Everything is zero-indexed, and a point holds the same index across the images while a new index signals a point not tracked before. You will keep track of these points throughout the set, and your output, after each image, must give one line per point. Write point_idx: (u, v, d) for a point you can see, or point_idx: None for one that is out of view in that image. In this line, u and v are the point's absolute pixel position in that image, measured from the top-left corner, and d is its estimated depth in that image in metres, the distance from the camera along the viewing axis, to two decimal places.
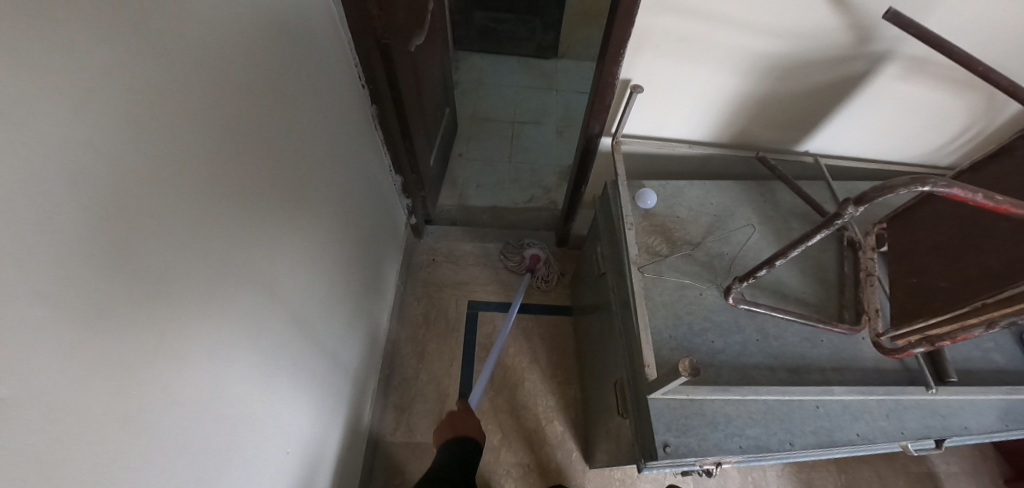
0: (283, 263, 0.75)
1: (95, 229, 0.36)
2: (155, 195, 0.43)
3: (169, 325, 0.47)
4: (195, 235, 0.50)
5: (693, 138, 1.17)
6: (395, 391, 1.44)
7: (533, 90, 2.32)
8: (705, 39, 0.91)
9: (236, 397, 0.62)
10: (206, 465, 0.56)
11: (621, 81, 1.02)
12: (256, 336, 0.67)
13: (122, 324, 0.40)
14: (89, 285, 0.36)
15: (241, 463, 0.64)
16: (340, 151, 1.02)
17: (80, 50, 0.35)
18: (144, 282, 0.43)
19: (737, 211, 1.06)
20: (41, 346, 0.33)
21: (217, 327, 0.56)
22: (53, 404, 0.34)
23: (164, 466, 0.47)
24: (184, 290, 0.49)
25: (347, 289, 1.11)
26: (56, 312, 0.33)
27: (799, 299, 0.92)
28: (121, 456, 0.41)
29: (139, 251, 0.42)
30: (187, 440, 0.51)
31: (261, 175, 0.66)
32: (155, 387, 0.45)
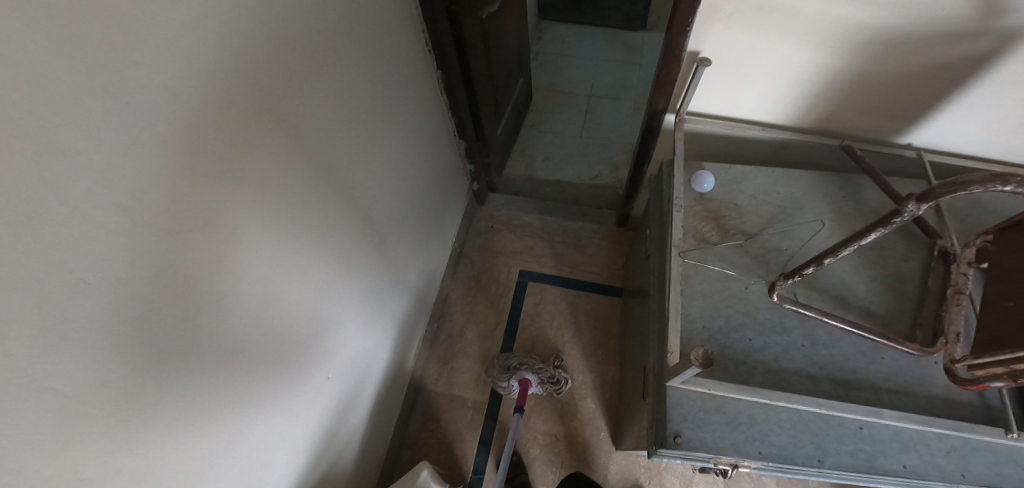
0: (338, 211, 0.83)
1: (167, 158, 0.44)
2: (219, 135, 0.51)
3: (229, 249, 0.56)
4: (256, 176, 0.59)
5: (770, 121, 1.06)
6: (440, 344, 1.55)
7: (615, 62, 2.21)
8: (789, 6, 0.81)
9: (286, 321, 0.72)
10: (252, 370, 0.66)
11: (688, 53, 0.95)
12: (306, 271, 0.75)
13: (188, 242, 0.49)
14: (160, 205, 0.45)
15: (284, 376, 0.75)
16: (403, 114, 1.09)
17: (165, 10, 0.42)
18: (207, 208, 0.51)
19: (808, 204, 0.97)
20: (122, 248, 0.41)
21: (271, 258, 0.65)
22: (130, 292, 0.43)
23: (217, 363, 0.58)
24: (239, 221, 0.57)
25: (401, 245, 1.20)
26: (134, 223, 0.42)
27: (865, 308, 0.82)
28: (181, 347, 0.51)
29: (203, 181, 0.50)
30: (236, 346, 0.61)
31: (321, 130, 0.74)
32: (213, 297, 0.55)
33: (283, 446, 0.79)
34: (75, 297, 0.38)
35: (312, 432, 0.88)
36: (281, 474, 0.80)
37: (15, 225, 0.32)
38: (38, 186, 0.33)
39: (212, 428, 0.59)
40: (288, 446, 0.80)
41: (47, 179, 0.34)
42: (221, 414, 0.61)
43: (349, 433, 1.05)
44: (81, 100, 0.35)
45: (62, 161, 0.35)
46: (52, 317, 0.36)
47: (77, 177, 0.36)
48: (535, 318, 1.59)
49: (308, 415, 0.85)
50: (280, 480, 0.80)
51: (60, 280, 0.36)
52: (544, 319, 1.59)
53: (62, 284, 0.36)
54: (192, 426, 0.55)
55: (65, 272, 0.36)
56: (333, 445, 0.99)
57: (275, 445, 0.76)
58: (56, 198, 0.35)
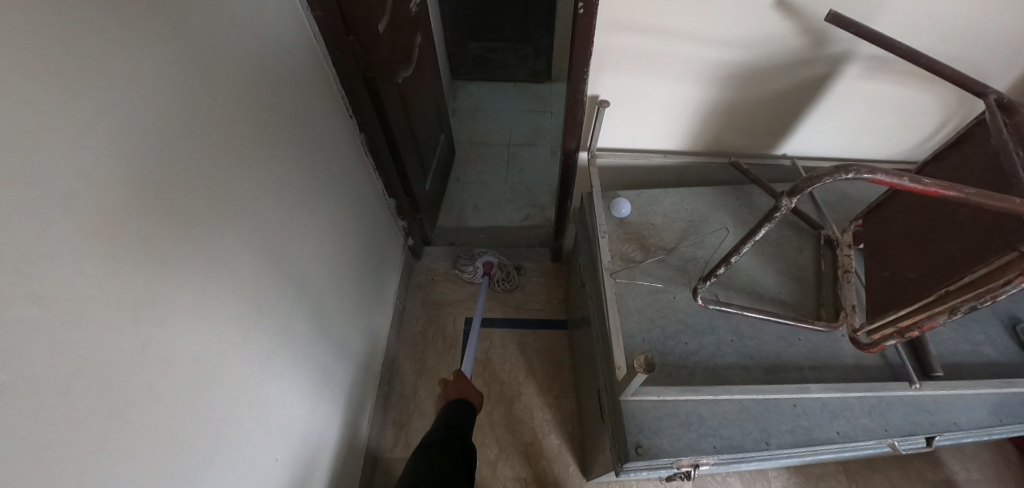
0: (273, 274, 0.80)
1: (88, 240, 0.41)
2: (144, 209, 0.48)
3: (159, 330, 0.51)
4: (186, 245, 0.56)
5: (668, 149, 1.20)
6: (393, 409, 1.45)
7: (527, 113, 2.39)
8: (665, 52, 0.96)
9: (226, 398, 0.66)
10: (196, 457, 0.58)
11: (589, 98, 1.07)
12: (243, 339, 0.70)
13: (113, 328, 0.44)
14: (80, 292, 0.41)
15: (229, 461, 0.67)
16: (329, 175, 1.08)
17: (76, 94, 0.41)
18: (131, 288, 0.47)
19: (711, 215, 1.09)
20: (37, 344, 0.37)
21: (206, 331, 0.60)
22: (49, 392, 0.38)
23: (152, 464, 0.50)
24: (169, 297, 0.53)
25: (339, 307, 1.15)
26: (50, 315, 0.38)
27: (775, 298, 0.92)
28: (111, 451, 0.44)
29: (128, 258, 0.46)
30: (175, 432, 0.54)
31: (247, 196, 0.72)
32: (144, 386, 0.49)
33: None
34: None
35: None
36: None
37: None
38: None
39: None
40: None
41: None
42: None
43: None
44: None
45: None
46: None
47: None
48: (488, 363, 1.57)
49: None
50: None
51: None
52: (497, 362, 1.57)
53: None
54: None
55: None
56: None
57: None
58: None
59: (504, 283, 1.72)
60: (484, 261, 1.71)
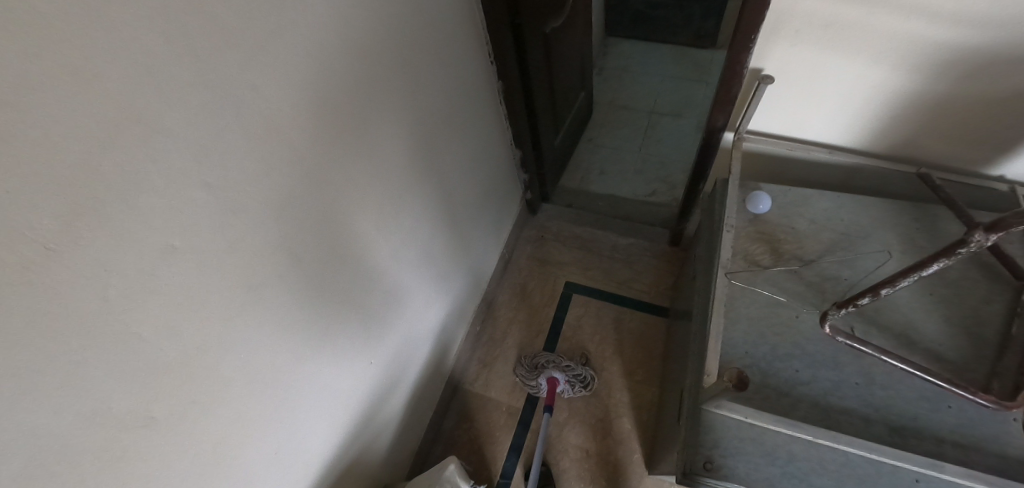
0: (396, 206, 0.91)
1: (246, 148, 0.53)
2: (292, 132, 0.60)
3: (293, 231, 0.64)
4: (321, 170, 0.67)
5: (839, 143, 1.00)
6: (482, 346, 1.59)
7: (681, 79, 2.17)
8: (866, 20, 0.77)
9: (338, 301, 0.80)
10: (305, 339, 0.73)
11: (751, 70, 0.94)
12: (362, 257, 0.83)
13: (257, 221, 0.57)
14: (237, 187, 0.53)
15: (332, 350, 0.82)
16: (461, 123, 1.16)
17: (257, 29, 0.51)
18: (274, 194, 0.59)
19: (877, 233, 0.90)
20: (202, 219, 0.49)
21: (331, 244, 0.73)
22: (207, 259, 0.51)
23: (273, 332, 0.66)
24: (302, 209, 0.65)
25: (453, 246, 1.27)
26: (216, 200, 0.51)
27: (933, 350, 0.75)
28: (245, 313, 0.59)
29: (274, 169, 0.58)
30: (293, 316, 0.69)
31: (386, 135, 0.82)
32: (277, 272, 0.63)
33: (325, 418, 0.86)
34: (164, 258, 0.46)
35: (352, 410, 0.96)
36: (321, 444, 0.87)
37: (123, 193, 0.40)
38: (140, 165, 0.41)
39: (264, 389, 0.67)
40: (330, 418, 0.88)
41: (150, 160, 0.42)
42: (275, 376, 0.69)
43: (386, 418, 1.12)
44: (184, 98, 0.44)
45: (166, 146, 0.43)
46: (144, 272, 0.44)
47: (171, 160, 0.44)
48: (576, 330, 1.59)
49: (350, 393, 0.93)
50: (320, 449, 0.88)
51: (154, 245, 0.44)
52: (586, 332, 1.59)
53: (154, 248, 0.45)
54: (246, 384, 0.63)
55: (156, 238, 0.45)
56: (371, 426, 1.06)
57: (317, 416, 0.83)
58: (157, 176, 0.43)
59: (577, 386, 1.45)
60: (547, 379, 1.42)
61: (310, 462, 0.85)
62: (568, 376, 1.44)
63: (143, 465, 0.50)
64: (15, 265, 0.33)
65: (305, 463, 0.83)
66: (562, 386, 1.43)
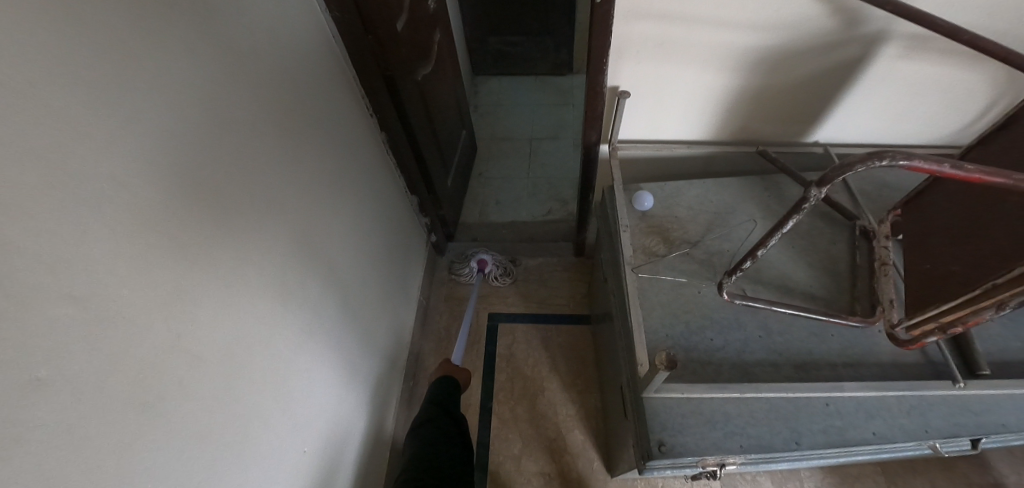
0: (297, 273, 0.82)
1: (120, 240, 0.44)
2: (168, 212, 0.51)
3: (189, 326, 0.54)
4: (208, 250, 0.58)
5: (691, 139, 1.18)
6: (417, 404, 1.48)
7: (548, 106, 2.37)
8: (687, 39, 0.93)
9: (250, 395, 0.67)
10: (220, 450, 0.60)
11: (609, 89, 1.06)
12: (268, 338, 0.72)
13: (144, 325, 0.47)
14: (114, 287, 0.43)
15: (255, 454, 0.69)
16: (352, 177, 1.11)
17: (107, 105, 0.43)
18: (161, 286, 0.49)
19: (738, 207, 1.06)
20: (71, 336, 0.39)
21: (231, 331, 0.63)
22: (85, 385, 0.40)
23: (183, 453, 0.53)
24: (195, 299, 0.55)
25: (365, 305, 1.18)
26: (88, 309, 0.40)
27: (805, 292, 0.89)
28: (146, 441, 0.47)
29: (156, 260, 0.49)
30: (203, 427, 0.56)
31: (274, 198, 0.75)
32: (176, 380, 0.52)
33: None
34: (27, 398, 0.35)
35: None
36: None
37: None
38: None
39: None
40: None
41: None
42: None
43: None
44: (26, 194, 0.35)
45: (8, 255, 0.34)
46: (2, 424, 0.33)
47: (16, 272, 0.34)
48: (510, 359, 1.57)
49: None
50: None
51: (12, 383, 0.34)
52: (521, 356, 1.58)
53: (12, 386, 0.34)
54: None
55: (15, 371, 0.34)
56: None
57: None
58: (3, 295, 0.33)
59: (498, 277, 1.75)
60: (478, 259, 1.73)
61: None
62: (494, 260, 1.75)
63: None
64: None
65: None
66: (490, 266, 1.73)
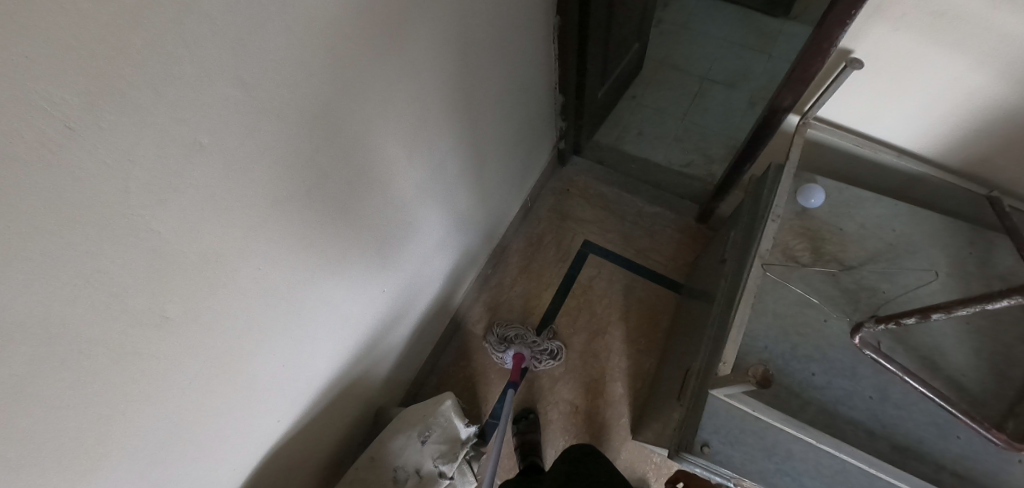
0: (426, 139, 0.87)
1: (285, 47, 0.48)
2: (333, 40, 0.54)
3: (324, 149, 0.62)
4: (358, 90, 0.62)
5: (910, 147, 0.93)
6: (488, 291, 1.61)
7: (742, 46, 2.00)
8: (982, 14, 0.68)
9: (355, 230, 0.78)
10: (319, 262, 0.72)
11: (839, 51, 0.85)
12: (384, 189, 0.81)
13: (288, 134, 0.54)
14: (272, 90, 0.49)
15: (346, 277, 0.82)
16: (508, 61, 1.08)
17: None
18: (311, 106, 0.55)
19: (927, 251, 0.85)
20: (231, 116, 0.45)
21: (357, 171, 0.71)
22: (234, 165, 0.48)
23: (293, 248, 0.65)
24: (333, 131, 0.61)
25: (477, 188, 1.23)
26: (249, 103, 0.47)
27: (956, 379, 0.74)
28: (266, 227, 0.57)
29: (312, 81, 0.54)
30: (311, 240, 0.68)
31: (430, 61, 0.76)
32: (303, 190, 0.61)
33: (333, 340, 0.88)
34: (190, 157, 0.43)
35: (357, 335, 0.97)
36: (327, 363, 0.89)
37: (154, 78, 0.36)
38: (172, 48, 0.36)
39: (276, 304, 0.67)
40: (337, 340, 0.90)
41: (187, 47, 0.38)
42: (287, 297, 0.69)
43: (387, 347, 1.15)
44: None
45: (203, 33, 0.38)
46: (169, 168, 0.41)
47: (207, 48, 0.40)
48: (587, 289, 1.60)
49: (359, 319, 0.94)
50: (325, 368, 0.90)
51: (181, 141, 0.41)
52: (596, 293, 1.59)
53: (182, 145, 0.41)
54: (260, 298, 0.63)
55: (184, 133, 0.41)
56: (374, 352, 1.09)
57: (325, 336, 0.84)
58: (192, 64, 0.39)
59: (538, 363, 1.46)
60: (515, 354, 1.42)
61: (315, 378, 0.87)
62: (535, 352, 1.45)
63: (155, 364, 0.50)
64: (31, 140, 0.30)
65: (310, 379, 0.85)
66: (528, 362, 1.44)
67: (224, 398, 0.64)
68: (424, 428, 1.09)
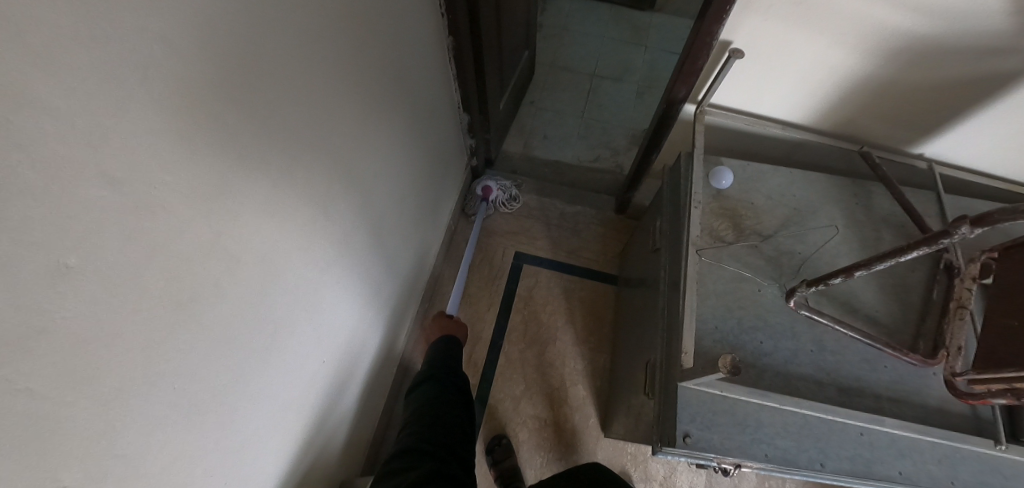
0: (340, 184, 0.78)
1: (166, 120, 0.38)
2: (221, 96, 0.44)
3: (230, 223, 0.51)
4: (258, 149, 0.53)
5: (788, 120, 1.05)
6: (430, 325, 1.52)
7: (619, 43, 2.13)
8: (833, 1, 0.78)
9: (278, 305, 0.67)
10: (247, 354, 0.60)
11: (719, 43, 0.92)
12: (303, 249, 0.70)
13: (183, 220, 0.43)
14: (156, 174, 0.38)
15: (278, 359, 0.70)
16: (407, 83, 1.01)
17: None
18: (209, 178, 0.45)
19: (821, 208, 0.96)
20: (108, 221, 0.34)
21: (269, 238, 0.60)
22: (121, 279, 0.37)
23: (212, 352, 0.52)
24: (237, 199, 0.51)
25: (398, 223, 1.15)
26: (128, 197, 0.36)
27: (870, 316, 0.84)
28: (178, 335, 0.45)
29: (205, 149, 0.44)
30: (234, 329, 0.56)
31: (326, 95, 0.67)
32: (213, 276, 0.49)
33: (277, 435, 0.74)
34: (54, 288, 0.31)
35: (302, 422, 0.84)
36: (274, 466, 0.75)
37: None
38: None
39: (207, 421, 0.54)
40: (281, 433, 0.76)
41: (14, 145, 0.26)
42: (217, 407, 0.55)
43: (336, 423, 1.01)
44: (59, 38, 0.28)
45: (39, 121, 0.28)
46: (24, 311, 0.29)
47: (49, 144, 0.29)
48: (529, 300, 1.58)
49: (300, 400, 0.81)
50: (273, 472, 0.75)
51: (36, 272, 0.30)
52: (540, 301, 1.58)
53: (38, 275, 0.30)
54: (188, 421, 0.49)
55: (38, 261, 0.30)
56: (322, 433, 0.95)
57: (267, 436, 0.71)
58: (26, 165, 0.27)
59: (506, 202, 1.73)
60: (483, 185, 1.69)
61: (264, 487, 0.73)
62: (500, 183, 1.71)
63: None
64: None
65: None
66: (496, 192, 1.70)
67: None
68: None
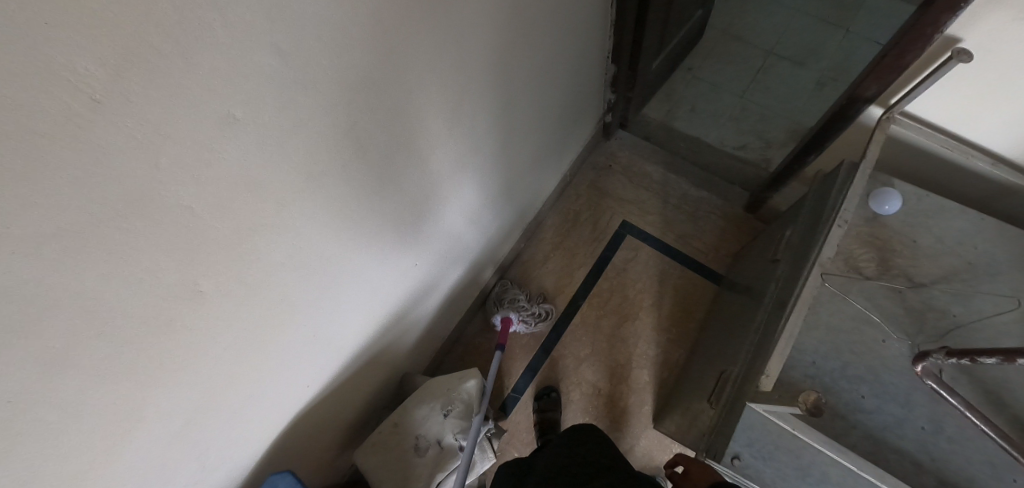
0: (465, 113, 0.83)
1: (327, 13, 0.44)
2: (381, 10, 0.50)
3: (364, 127, 0.59)
4: (402, 64, 0.59)
5: (1010, 153, 0.82)
6: (519, 266, 1.60)
7: (819, 17, 1.78)
8: None
9: (387, 209, 0.77)
10: (349, 241, 0.72)
11: (947, 36, 0.74)
12: (418, 167, 0.78)
13: (323, 108, 0.51)
14: (311, 58, 0.45)
15: (376, 254, 0.82)
16: (558, 23, 0.99)
17: None
18: (353, 78, 0.52)
19: (1013, 273, 0.77)
20: (267, 87, 0.42)
21: (393, 148, 0.68)
22: (265, 140, 0.46)
23: (325, 223, 0.64)
24: (373, 104, 0.58)
25: (513, 163, 1.19)
26: (282, 72, 0.43)
27: (1022, 418, 0.68)
28: (298, 207, 0.57)
29: (356, 53, 0.50)
30: (343, 219, 0.67)
31: (477, 26, 0.71)
32: (340, 167, 0.59)
33: (362, 312, 0.89)
34: (221, 130, 0.40)
35: (386, 308, 0.99)
36: (356, 333, 0.92)
37: (179, 43, 0.32)
38: (204, 14, 0.33)
39: (307, 281, 0.67)
40: (367, 311, 0.91)
41: (217, 11, 0.33)
42: (317, 274, 0.69)
43: (416, 318, 1.17)
44: None
45: None
46: (202, 142, 0.39)
47: (241, 14, 0.36)
48: (620, 272, 1.57)
49: (388, 291, 0.95)
50: (354, 338, 0.92)
51: (210, 113, 0.38)
52: (631, 277, 1.56)
53: (214, 117, 0.39)
54: (290, 275, 0.63)
55: (216, 106, 0.38)
56: (401, 323, 1.11)
57: (355, 309, 0.86)
58: (221, 28, 0.35)
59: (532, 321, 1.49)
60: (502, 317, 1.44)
61: (345, 346, 0.90)
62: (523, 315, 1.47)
63: (188, 334, 0.51)
64: (56, 114, 0.28)
65: (339, 347, 0.88)
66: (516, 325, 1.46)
67: (258, 364, 0.67)
68: (446, 403, 1.13)
